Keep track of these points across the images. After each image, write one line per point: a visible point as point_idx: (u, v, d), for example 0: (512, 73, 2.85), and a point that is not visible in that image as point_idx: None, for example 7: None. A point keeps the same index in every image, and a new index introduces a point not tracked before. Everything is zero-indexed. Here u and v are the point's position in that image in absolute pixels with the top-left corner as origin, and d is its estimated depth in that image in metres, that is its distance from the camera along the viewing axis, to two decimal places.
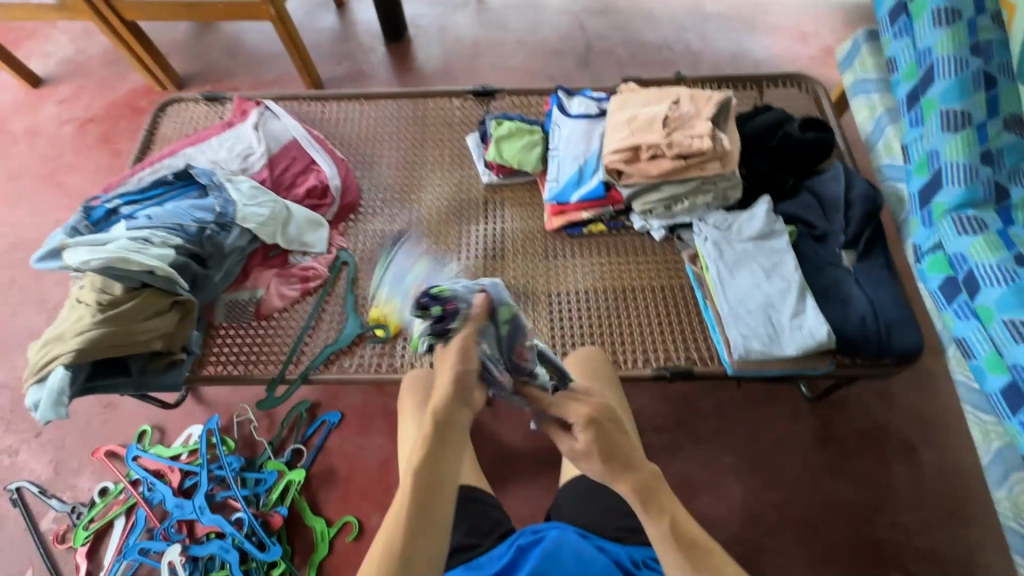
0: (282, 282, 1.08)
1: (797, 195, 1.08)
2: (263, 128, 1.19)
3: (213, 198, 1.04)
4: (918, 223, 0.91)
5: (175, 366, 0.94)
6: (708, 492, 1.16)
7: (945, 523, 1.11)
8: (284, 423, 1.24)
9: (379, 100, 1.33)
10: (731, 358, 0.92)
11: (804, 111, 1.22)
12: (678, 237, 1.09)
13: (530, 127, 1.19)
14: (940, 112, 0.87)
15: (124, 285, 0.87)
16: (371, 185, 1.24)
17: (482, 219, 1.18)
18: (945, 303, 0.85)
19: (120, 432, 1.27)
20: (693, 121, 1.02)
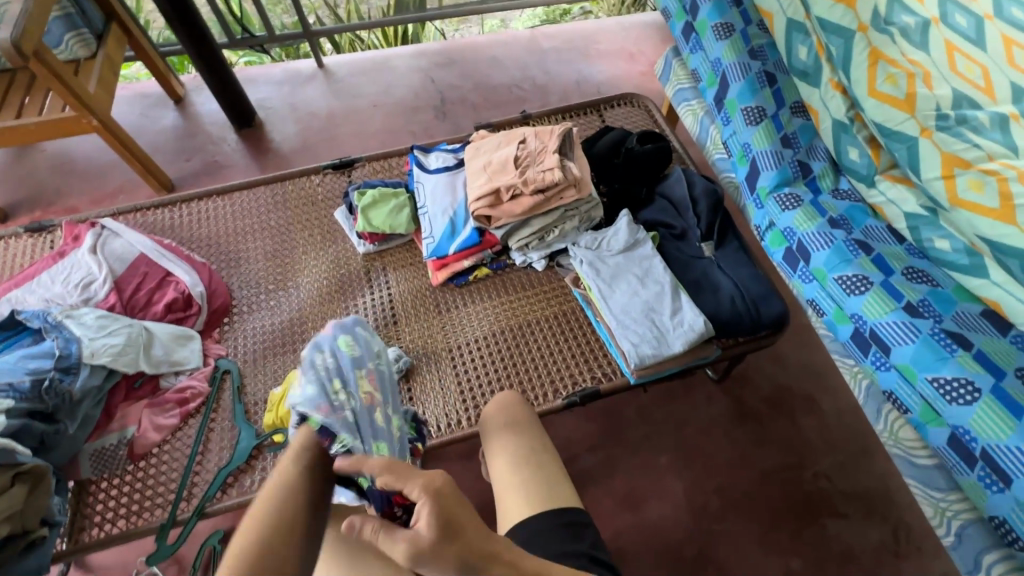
0: (157, 412, 0.97)
1: (653, 202, 1.17)
2: (103, 250, 1.08)
3: (51, 340, 0.92)
4: (753, 206, 1.02)
5: (37, 547, 0.80)
6: (649, 496, 1.18)
7: (856, 459, 1.21)
8: (197, 564, 1.09)
9: (232, 192, 1.27)
10: (630, 368, 0.96)
11: (641, 125, 1.33)
12: (558, 264, 1.13)
13: (394, 190, 1.19)
14: (742, 111, 1.00)
15: None
16: (241, 281, 1.17)
17: (370, 289, 1.16)
18: (791, 272, 0.94)
19: None
20: (542, 156, 1.07)
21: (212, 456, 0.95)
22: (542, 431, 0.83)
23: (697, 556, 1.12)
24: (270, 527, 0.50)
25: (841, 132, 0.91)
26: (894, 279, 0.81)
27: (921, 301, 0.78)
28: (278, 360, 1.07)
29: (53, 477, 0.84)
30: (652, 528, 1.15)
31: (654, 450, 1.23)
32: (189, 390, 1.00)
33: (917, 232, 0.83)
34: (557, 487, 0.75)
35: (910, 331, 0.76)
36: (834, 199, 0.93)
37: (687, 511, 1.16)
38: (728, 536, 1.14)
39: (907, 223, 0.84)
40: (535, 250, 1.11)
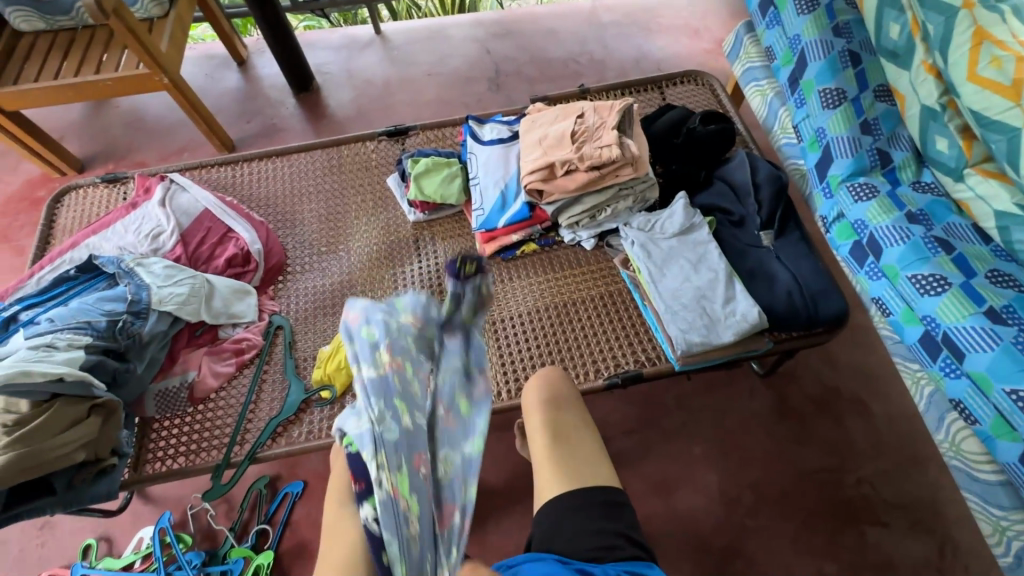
0: (215, 359, 1.02)
1: (711, 186, 1.12)
2: (171, 203, 1.14)
3: (123, 285, 0.98)
4: (821, 196, 0.97)
5: (107, 474, 0.87)
6: (681, 484, 1.17)
7: (904, 469, 1.16)
8: (244, 505, 1.17)
9: (290, 154, 1.30)
10: (677, 355, 0.94)
11: (704, 105, 1.28)
12: (608, 244, 1.11)
13: (447, 160, 1.19)
14: (818, 93, 0.94)
15: (32, 399, 0.80)
16: (296, 241, 1.21)
17: (418, 257, 1.17)
18: (858, 267, 0.89)
19: (62, 552, 1.16)
20: (600, 132, 1.04)
21: (263, 406, 1.00)
22: (584, 410, 0.83)
23: (726, 549, 1.11)
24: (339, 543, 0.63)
25: (930, 121, 0.84)
26: (975, 282, 0.76)
27: (1004, 307, 0.73)
28: (327, 321, 1.10)
29: (123, 412, 0.90)
30: (682, 516, 1.14)
31: (689, 440, 1.21)
32: (245, 341, 1.05)
33: (1006, 233, 0.77)
34: (598, 466, 0.75)
35: (988, 338, 0.72)
36: (914, 192, 0.87)
37: (718, 503, 1.15)
38: (760, 533, 1.12)
39: (996, 222, 0.78)
40: (584, 229, 1.10)
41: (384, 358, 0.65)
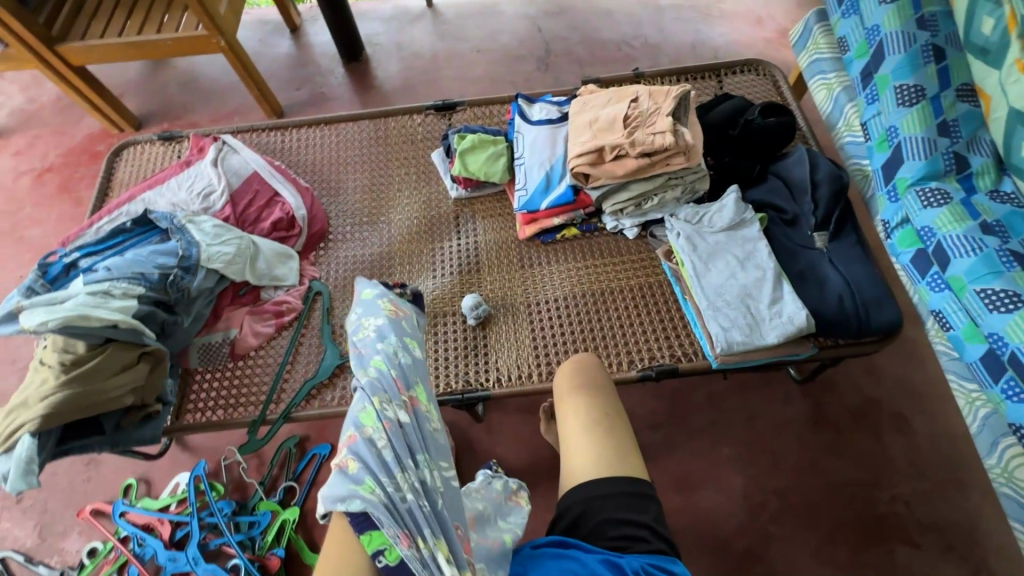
0: (256, 319, 1.06)
1: (765, 181, 1.08)
2: (222, 164, 1.16)
3: (175, 241, 1.01)
4: (885, 199, 0.92)
5: (151, 419, 0.91)
6: (704, 484, 1.15)
7: (944, 491, 1.11)
8: (273, 461, 1.21)
9: (337, 123, 1.32)
10: (715, 353, 0.91)
11: (764, 96, 1.22)
12: (652, 234, 1.08)
13: (493, 138, 1.18)
14: (894, 89, 0.88)
15: (87, 341, 0.83)
16: (339, 209, 1.22)
17: (457, 233, 1.17)
18: (919, 277, 0.85)
19: (104, 488, 1.23)
20: (654, 118, 1.01)
21: (300, 367, 1.02)
22: (618, 399, 0.82)
23: (745, 552, 1.09)
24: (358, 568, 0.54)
25: (1016, 124, 0.78)
26: None
27: None
28: (365, 290, 1.12)
29: (169, 362, 0.94)
30: (703, 515, 1.12)
31: (716, 439, 1.19)
32: (285, 304, 1.07)
33: None
34: (629, 456, 0.74)
35: None
36: (991, 202, 0.81)
37: (742, 506, 1.13)
38: (783, 541, 1.09)
39: None
40: (628, 217, 1.07)
41: (399, 414, 0.63)
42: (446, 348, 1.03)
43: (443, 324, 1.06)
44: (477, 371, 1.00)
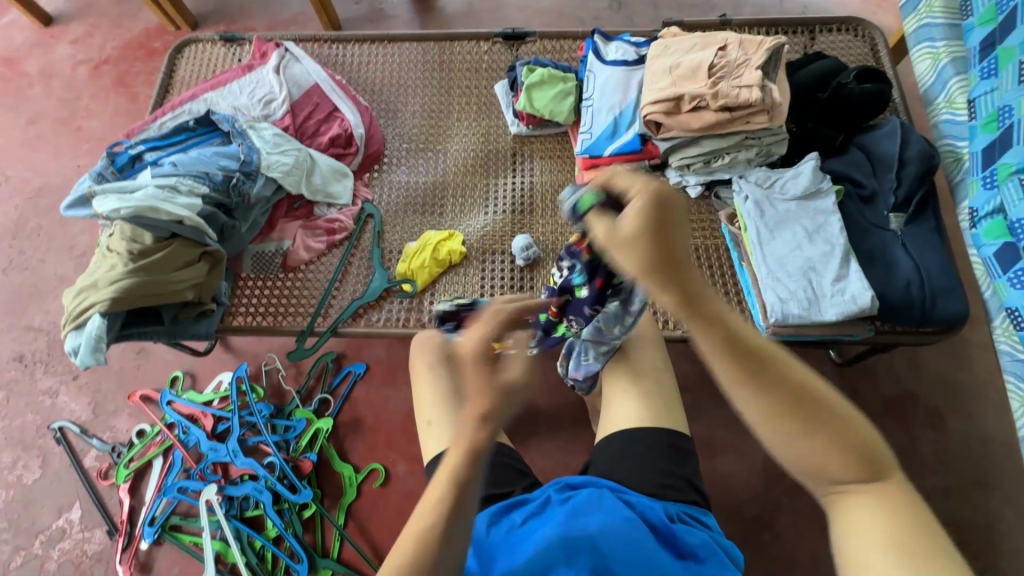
0: (308, 234, 1.06)
1: (846, 153, 1.02)
2: (285, 72, 1.14)
3: (236, 145, 1.02)
4: (978, 184, 0.87)
5: (207, 316, 0.94)
6: (725, 449, 1.17)
7: (967, 489, 1.11)
8: (311, 373, 1.27)
9: (400, 42, 1.26)
10: (767, 322, 0.90)
11: (859, 59, 1.13)
12: (716, 195, 1.04)
13: (564, 75, 1.13)
14: (1018, 63, 0.81)
15: (154, 234, 0.86)
16: (395, 133, 1.19)
17: (514, 171, 1.14)
18: (1000, 272, 0.82)
19: (152, 376, 1.30)
20: (740, 71, 0.95)
21: (348, 285, 1.04)
22: (665, 356, 0.82)
23: (757, 519, 1.12)
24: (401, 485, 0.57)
25: None
26: None
27: None
28: (417, 218, 1.11)
29: (225, 264, 0.96)
30: (720, 479, 1.15)
31: None
32: (337, 221, 1.07)
33: None
34: (672, 411, 0.75)
35: None
36: None
37: (759, 475, 1.14)
38: (795, 513, 1.11)
39: None
40: (693, 176, 1.03)
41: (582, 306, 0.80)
42: (492, 285, 1.04)
43: (492, 262, 1.06)
44: None
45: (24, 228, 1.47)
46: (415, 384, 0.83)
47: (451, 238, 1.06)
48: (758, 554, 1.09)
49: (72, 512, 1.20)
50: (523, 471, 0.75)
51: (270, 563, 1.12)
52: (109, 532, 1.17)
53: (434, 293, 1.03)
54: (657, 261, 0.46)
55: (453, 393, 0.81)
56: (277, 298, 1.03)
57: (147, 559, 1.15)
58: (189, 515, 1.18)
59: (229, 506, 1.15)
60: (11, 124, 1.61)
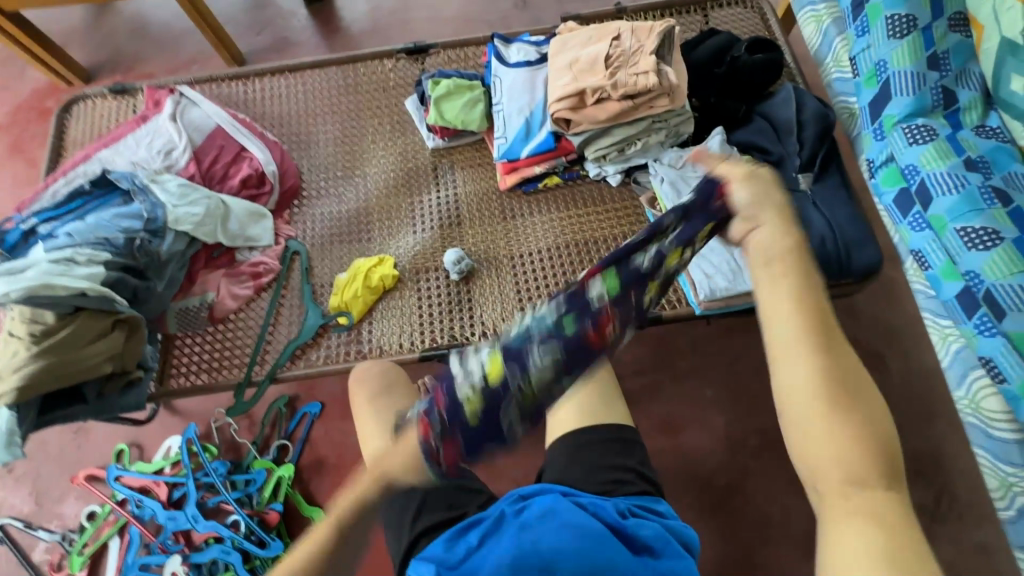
0: (232, 281, 1.02)
1: (750, 122, 1.04)
2: (182, 119, 1.09)
3: (138, 203, 0.97)
4: (870, 137, 0.91)
5: (135, 386, 0.89)
6: (687, 425, 1.19)
7: (914, 421, 1.16)
8: (265, 421, 1.23)
9: (302, 70, 1.23)
10: (698, 299, 0.92)
11: (752, 30, 1.17)
12: (635, 180, 1.05)
13: (470, 82, 1.12)
14: (885, 19, 0.86)
15: (57, 312, 0.81)
16: (311, 164, 1.16)
17: (438, 186, 1.13)
18: (900, 217, 0.86)
19: (97, 453, 1.23)
20: (636, 58, 0.97)
21: (281, 327, 1.01)
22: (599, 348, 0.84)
23: (726, 486, 1.15)
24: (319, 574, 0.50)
25: (1007, 55, 0.79)
26: None
27: None
28: (346, 248, 1.08)
29: (146, 328, 0.91)
30: (686, 453, 1.17)
31: (697, 382, 1.22)
32: (260, 264, 1.04)
33: None
34: (615, 404, 0.76)
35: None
36: (975, 137, 0.82)
37: (723, 443, 1.18)
38: (760, 474, 1.15)
39: None
40: (610, 167, 1.05)
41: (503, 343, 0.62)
42: (429, 302, 1.02)
43: (427, 281, 1.04)
44: (460, 326, 1.00)
45: None
46: (360, 421, 0.81)
47: (382, 263, 1.05)
48: (733, 520, 1.12)
49: None
50: (479, 488, 0.74)
51: None
52: None
53: (373, 321, 1.01)
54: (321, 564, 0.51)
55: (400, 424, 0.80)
56: (208, 353, 0.99)
57: None
58: None
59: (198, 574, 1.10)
60: None
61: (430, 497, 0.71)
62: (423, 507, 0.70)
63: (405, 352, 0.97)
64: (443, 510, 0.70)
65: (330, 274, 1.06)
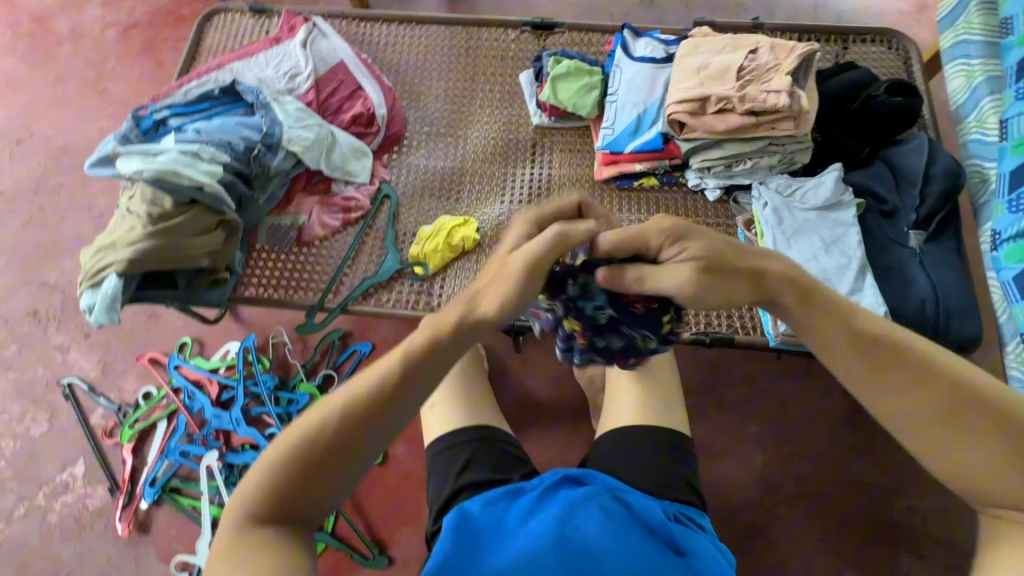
0: (325, 210, 1.06)
1: (870, 165, 1.00)
2: (311, 47, 1.14)
3: (259, 117, 1.03)
4: (1003, 207, 0.87)
5: (218, 285, 0.94)
6: (722, 456, 1.17)
7: (966, 513, 1.10)
8: (317, 348, 1.27)
9: (427, 25, 1.26)
10: (776, 331, 0.90)
11: (892, 73, 1.11)
12: (735, 199, 1.02)
13: (590, 68, 1.12)
14: None
15: (175, 199, 0.88)
16: (417, 116, 1.19)
17: (536, 164, 1.13)
18: (1017, 297, 0.82)
19: (162, 340, 1.32)
20: (770, 75, 0.95)
21: (359, 264, 1.04)
22: (667, 356, 0.83)
23: (750, 526, 1.12)
24: (275, 477, 0.53)
25: None
26: None
27: None
28: (433, 205, 1.11)
29: (241, 235, 0.97)
30: (715, 483, 1.15)
31: (742, 415, 1.19)
32: (353, 199, 1.07)
33: None
34: (674, 412, 0.76)
35: None
36: None
37: (755, 483, 1.14)
38: (786, 523, 1.11)
39: None
40: (712, 181, 1.02)
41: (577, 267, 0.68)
42: None
43: None
44: None
45: (44, 186, 1.49)
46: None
47: (465, 225, 1.06)
48: (748, 561, 1.09)
49: (76, 466, 1.22)
50: (522, 459, 0.75)
51: None
52: (111, 489, 1.20)
53: (446, 278, 1.04)
54: (290, 474, 0.53)
55: (459, 378, 0.81)
56: (286, 270, 1.03)
57: (145, 519, 1.17)
58: (190, 479, 1.20)
59: (229, 474, 1.17)
60: (38, 82, 1.63)
61: (479, 454, 0.73)
62: (471, 461, 0.72)
63: None
64: (484, 470, 0.71)
65: (415, 225, 1.09)
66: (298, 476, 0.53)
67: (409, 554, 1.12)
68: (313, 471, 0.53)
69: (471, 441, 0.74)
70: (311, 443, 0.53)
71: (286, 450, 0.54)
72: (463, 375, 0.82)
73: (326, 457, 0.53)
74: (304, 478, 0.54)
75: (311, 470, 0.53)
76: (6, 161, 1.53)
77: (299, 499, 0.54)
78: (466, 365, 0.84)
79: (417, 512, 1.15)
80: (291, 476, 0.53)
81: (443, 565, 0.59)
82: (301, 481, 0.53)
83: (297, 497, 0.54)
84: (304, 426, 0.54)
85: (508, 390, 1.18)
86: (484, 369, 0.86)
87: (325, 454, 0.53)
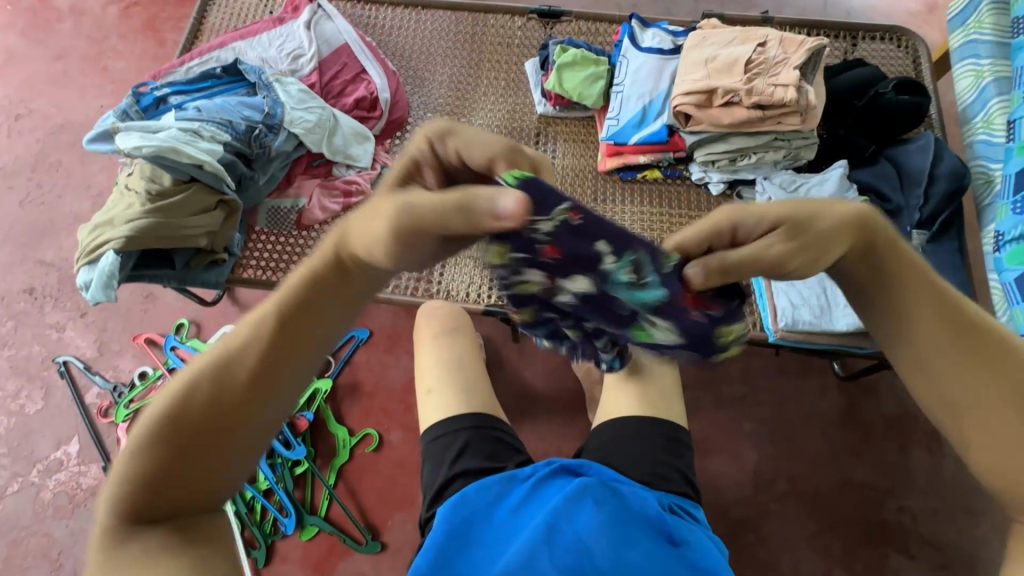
0: (325, 194, 1.05)
1: (875, 163, 1.00)
2: (315, 29, 1.12)
3: (261, 97, 1.01)
4: (1008, 209, 0.87)
5: (217, 266, 0.93)
6: (717, 451, 1.17)
7: (957, 515, 1.10)
8: None
9: (433, 9, 1.24)
10: (776, 327, 0.89)
11: (900, 72, 1.10)
12: (738, 194, 1.02)
13: (596, 57, 1.11)
14: None
15: (174, 177, 0.88)
16: (421, 101, 1.18)
17: (539, 153, 1.13)
18: (1017, 299, 0.82)
19: (159, 321, 1.31)
20: (778, 69, 0.94)
21: None
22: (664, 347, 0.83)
23: (742, 521, 1.12)
24: (137, 469, 0.46)
25: None
26: None
27: None
28: None
29: (241, 216, 0.96)
30: (709, 477, 1.15)
31: (737, 411, 1.20)
32: (354, 184, 1.07)
33: None
34: (668, 403, 0.76)
35: None
36: None
37: (749, 478, 1.15)
38: (778, 519, 1.12)
39: None
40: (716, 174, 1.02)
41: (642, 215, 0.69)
42: None
43: None
44: None
45: (43, 162, 1.48)
46: (419, 349, 0.85)
47: None
48: (739, 555, 1.10)
49: (71, 444, 1.22)
50: (518, 448, 0.75)
51: (258, 514, 1.14)
52: (105, 468, 1.20)
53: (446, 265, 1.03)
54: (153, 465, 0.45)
55: (457, 365, 0.81)
56: (285, 254, 1.03)
57: None
58: None
59: None
60: (39, 57, 1.61)
61: (473, 442, 0.73)
62: (464, 449, 0.72)
63: (470, 301, 0.99)
64: (478, 455, 0.71)
65: None
66: (163, 464, 0.45)
67: (401, 541, 1.12)
68: (181, 456, 0.46)
69: (465, 428, 0.74)
70: (169, 428, 0.45)
71: (143, 437, 0.46)
72: (462, 361, 0.82)
73: (196, 442, 0.46)
74: (173, 468, 0.46)
75: (177, 455, 0.46)
76: (5, 136, 1.51)
77: (174, 489, 0.46)
78: (466, 352, 0.84)
79: (411, 499, 1.15)
80: (157, 468, 0.45)
81: (436, 558, 0.59)
82: (169, 470, 0.46)
83: (173, 488, 0.46)
84: (160, 409, 0.46)
85: (505, 380, 1.17)
86: (483, 358, 0.85)
87: (189, 438, 0.46)
